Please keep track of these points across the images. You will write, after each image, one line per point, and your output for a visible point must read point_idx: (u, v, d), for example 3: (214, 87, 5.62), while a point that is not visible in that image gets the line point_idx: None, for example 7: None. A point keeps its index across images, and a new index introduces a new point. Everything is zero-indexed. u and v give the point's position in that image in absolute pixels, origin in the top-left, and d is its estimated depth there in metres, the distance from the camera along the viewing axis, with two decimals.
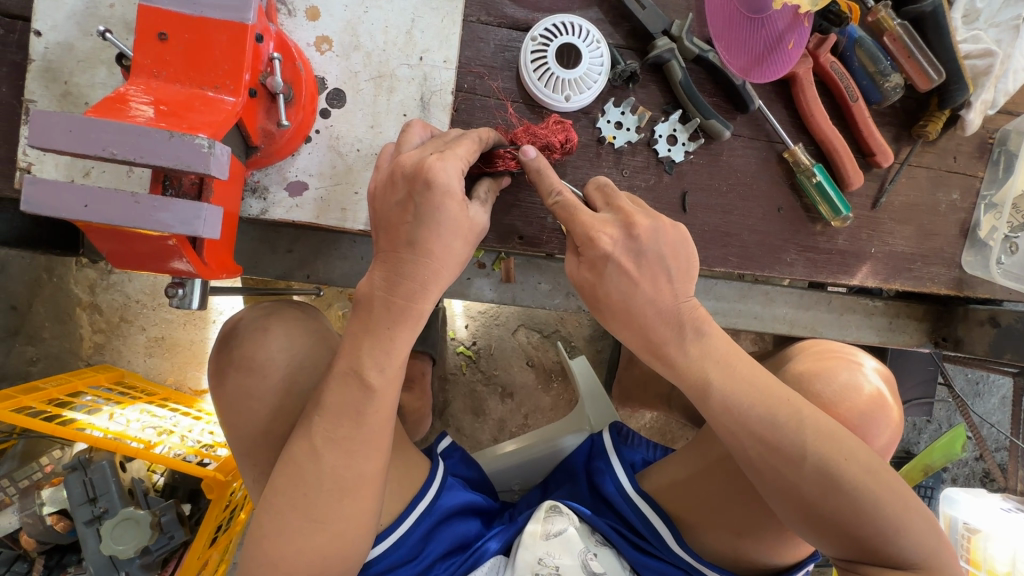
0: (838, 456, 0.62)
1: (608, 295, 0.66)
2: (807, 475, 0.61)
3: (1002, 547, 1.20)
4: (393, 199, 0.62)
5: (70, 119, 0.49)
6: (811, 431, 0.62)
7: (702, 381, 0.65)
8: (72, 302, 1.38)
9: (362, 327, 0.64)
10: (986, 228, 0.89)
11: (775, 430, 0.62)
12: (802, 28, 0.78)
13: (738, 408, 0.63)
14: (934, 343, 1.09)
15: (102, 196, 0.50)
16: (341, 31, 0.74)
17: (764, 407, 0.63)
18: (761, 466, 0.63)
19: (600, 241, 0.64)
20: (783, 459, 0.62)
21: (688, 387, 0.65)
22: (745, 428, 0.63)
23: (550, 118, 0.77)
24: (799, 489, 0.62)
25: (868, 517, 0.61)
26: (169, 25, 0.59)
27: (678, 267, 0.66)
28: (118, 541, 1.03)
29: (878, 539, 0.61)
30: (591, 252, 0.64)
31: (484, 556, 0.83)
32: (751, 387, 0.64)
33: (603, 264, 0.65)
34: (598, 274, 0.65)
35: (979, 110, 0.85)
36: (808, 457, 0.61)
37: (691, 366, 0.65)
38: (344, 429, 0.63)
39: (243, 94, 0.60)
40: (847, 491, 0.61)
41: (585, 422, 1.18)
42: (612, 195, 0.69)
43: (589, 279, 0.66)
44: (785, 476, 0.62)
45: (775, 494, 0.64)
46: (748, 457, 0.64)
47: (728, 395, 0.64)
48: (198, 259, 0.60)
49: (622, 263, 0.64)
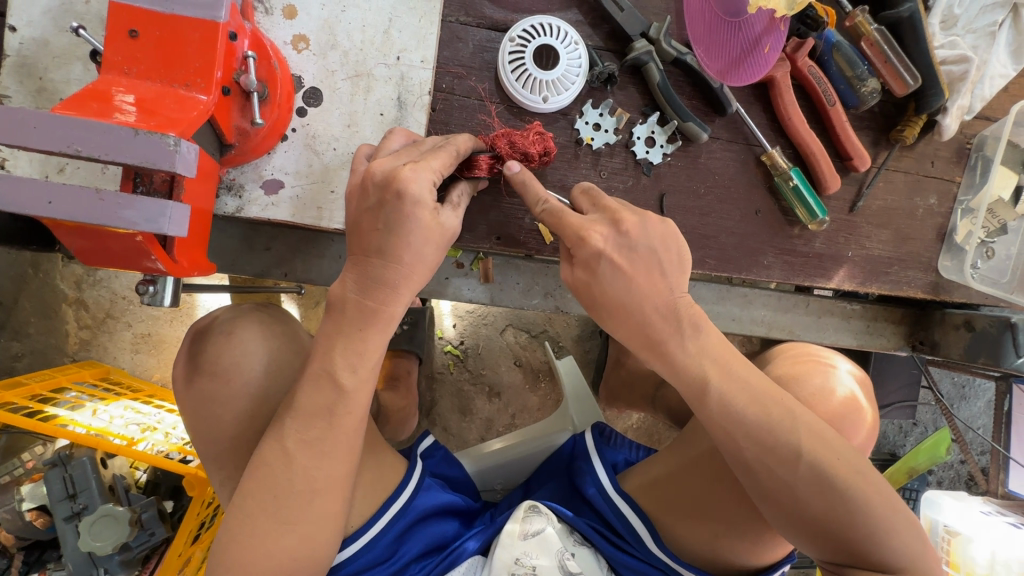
0: (830, 457, 0.62)
1: (605, 294, 0.65)
2: (800, 473, 0.62)
3: (982, 550, 1.21)
4: (364, 206, 0.62)
5: (34, 115, 0.49)
6: (804, 431, 0.63)
7: (701, 380, 0.64)
8: (57, 298, 1.38)
9: (335, 328, 0.64)
10: (963, 233, 0.89)
11: (765, 430, 0.62)
12: (779, 32, 0.78)
13: (733, 407, 0.63)
14: (912, 346, 1.10)
15: (66, 193, 0.50)
16: (319, 30, 0.74)
17: (753, 406, 0.63)
18: (744, 466, 0.64)
19: (592, 239, 0.64)
20: (778, 460, 0.62)
21: (688, 390, 0.65)
22: (743, 430, 0.63)
23: (532, 127, 0.76)
24: (793, 491, 0.62)
25: (859, 518, 0.61)
26: (141, 22, 0.59)
27: (669, 260, 0.66)
28: (96, 538, 1.03)
29: (868, 542, 0.61)
30: (584, 251, 0.64)
31: (462, 556, 0.84)
32: (747, 389, 0.64)
33: (596, 262, 0.65)
34: (591, 276, 0.65)
35: (956, 115, 0.85)
36: (803, 456, 0.61)
37: (688, 361, 0.65)
38: (317, 430, 0.64)
39: (215, 92, 0.60)
40: (840, 490, 0.61)
41: (567, 422, 1.19)
42: (597, 198, 0.70)
43: (583, 279, 0.66)
44: (780, 476, 0.62)
45: (766, 497, 0.64)
46: (742, 458, 0.63)
47: (726, 397, 0.63)
48: (168, 257, 0.60)
49: (615, 259, 0.64)
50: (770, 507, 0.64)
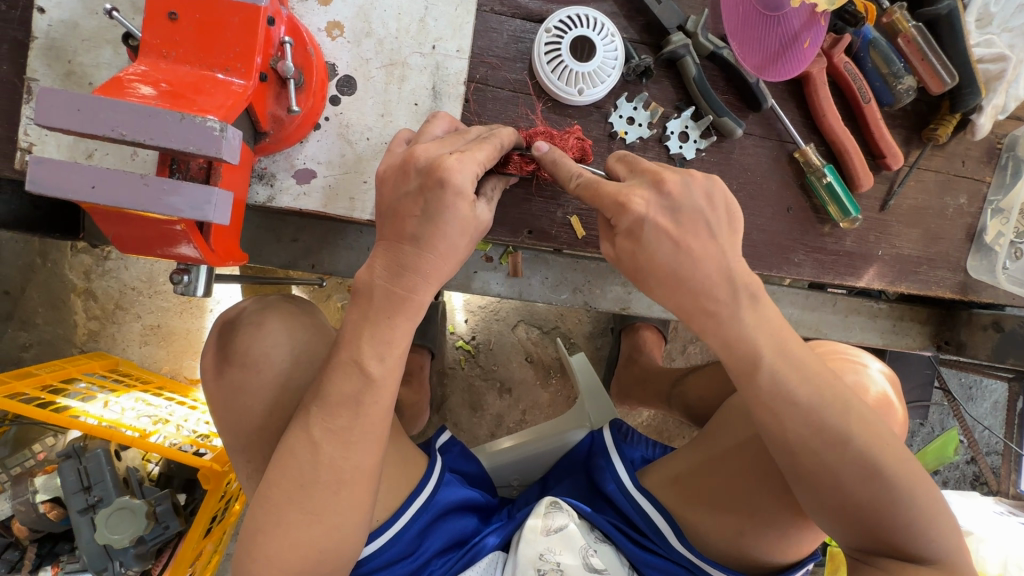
0: (877, 443, 0.60)
1: (651, 262, 0.62)
2: (846, 456, 0.60)
3: (994, 550, 1.21)
4: (402, 190, 0.61)
5: (77, 98, 0.48)
6: (853, 415, 0.60)
7: (751, 353, 0.61)
8: (67, 288, 1.36)
9: (361, 315, 0.63)
10: (993, 233, 0.89)
11: (814, 408, 0.60)
12: (818, 27, 0.77)
13: (785, 386, 0.60)
14: (936, 346, 1.10)
15: (111, 177, 0.49)
16: (353, 17, 0.73)
17: (805, 385, 0.60)
18: (791, 449, 0.61)
19: (633, 204, 0.61)
20: (826, 443, 0.60)
21: (735, 362, 0.61)
22: (793, 410, 0.60)
23: (571, 131, 0.76)
24: (836, 477, 0.60)
25: (899, 507, 0.60)
26: (180, 5, 0.57)
27: (717, 217, 0.62)
28: (113, 530, 1.02)
29: (907, 531, 0.60)
30: (625, 219, 0.61)
31: (482, 552, 0.83)
32: (800, 366, 0.61)
33: (639, 228, 0.61)
34: (635, 240, 0.62)
35: (990, 115, 0.85)
36: (850, 441, 0.59)
37: (743, 334, 0.61)
38: (342, 419, 0.62)
39: (254, 79, 0.59)
40: (884, 477, 0.59)
41: (584, 420, 1.17)
42: (635, 164, 0.67)
43: (628, 248, 0.63)
44: (824, 460, 0.60)
45: (808, 482, 0.62)
46: (790, 442, 0.61)
47: (778, 372, 0.60)
48: (206, 245, 0.59)
49: (659, 222, 0.61)
50: (815, 492, 0.62)
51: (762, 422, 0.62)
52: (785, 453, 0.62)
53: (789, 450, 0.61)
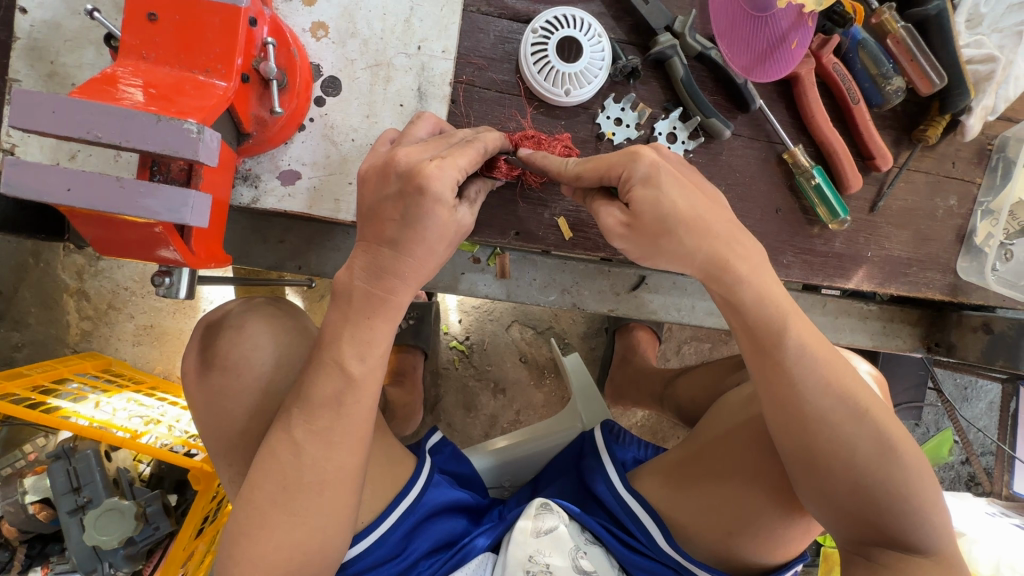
0: (889, 421, 0.61)
1: (672, 211, 0.59)
2: (864, 428, 0.59)
3: (986, 551, 1.20)
4: (383, 193, 0.61)
5: (54, 99, 0.48)
6: (867, 390, 0.61)
7: (777, 312, 0.60)
8: (59, 288, 1.36)
9: (342, 317, 0.63)
10: (983, 235, 0.89)
11: (834, 375, 0.60)
12: (806, 27, 0.77)
13: (809, 350, 0.60)
14: (926, 347, 1.09)
15: (86, 180, 0.49)
16: (338, 17, 0.72)
17: (825, 353, 0.61)
18: (814, 417, 0.60)
19: (645, 150, 0.61)
20: (847, 414, 0.60)
21: (765, 321, 0.60)
22: (817, 375, 0.60)
23: (559, 139, 0.77)
24: (853, 452, 0.59)
25: (909, 491, 0.59)
26: (160, 5, 0.57)
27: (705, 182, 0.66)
28: (101, 532, 1.02)
29: (916, 517, 0.59)
30: (642, 162, 0.60)
31: (472, 552, 0.83)
32: (816, 337, 0.62)
33: (657, 172, 0.60)
34: (654, 184, 0.59)
35: (980, 116, 0.85)
36: (868, 413, 0.60)
37: (766, 290, 0.60)
38: (325, 420, 0.62)
39: (235, 79, 0.58)
40: (898, 454, 0.59)
41: (576, 421, 1.18)
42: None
43: (648, 196, 0.59)
44: (843, 433, 0.59)
45: (827, 458, 0.60)
46: (811, 409, 0.60)
47: (803, 337, 0.60)
48: (186, 247, 0.58)
49: (672, 169, 0.61)
50: (832, 469, 0.60)
51: (782, 394, 0.61)
52: (806, 423, 0.60)
53: (809, 420, 0.60)
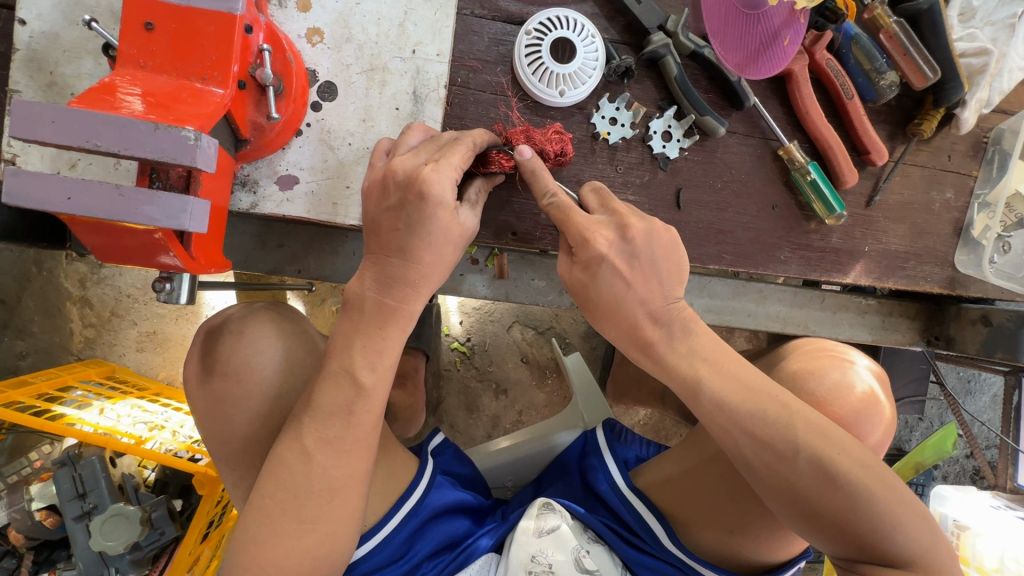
0: (831, 450, 0.61)
1: (600, 295, 0.65)
2: (798, 466, 0.60)
3: (991, 544, 1.21)
4: (384, 206, 0.62)
5: (52, 110, 0.48)
6: (802, 424, 0.61)
7: (692, 380, 0.64)
8: (62, 296, 1.37)
9: (353, 326, 0.64)
10: (980, 226, 0.88)
11: (757, 421, 0.61)
12: (798, 24, 0.77)
13: (726, 404, 0.62)
14: (926, 341, 1.10)
15: (85, 188, 0.49)
16: (333, 23, 0.73)
17: (746, 401, 0.62)
18: (744, 463, 0.63)
19: (596, 242, 0.63)
20: (775, 456, 0.61)
21: (681, 388, 0.65)
22: (739, 426, 0.62)
23: (550, 127, 0.76)
24: (795, 486, 0.61)
25: (862, 514, 0.59)
26: (156, 15, 0.57)
27: (669, 270, 0.66)
28: (107, 537, 1.02)
29: (874, 536, 0.59)
30: (585, 253, 0.64)
31: (475, 554, 0.83)
32: (740, 385, 0.64)
33: (597, 264, 0.64)
34: (590, 274, 0.65)
35: (974, 109, 0.85)
36: (800, 451, 0.60)
37: (680, 363, 0.65)
38: (335, 428, 0.63)
39: (231, 86, 0.59)
40: (840, 481, 0.60)
41: (578, 419, 1.18)
42: (608, 199, 0.69)
43: (581, 279, 0.66)
44: (779, 472, 0.61)
45: (769, 496, 0.63)
46: (743, 454, 0.63)
47: (719, 393, 0.63)
48: (186, 253, 0.59)
49: (616, 264, 0.64)
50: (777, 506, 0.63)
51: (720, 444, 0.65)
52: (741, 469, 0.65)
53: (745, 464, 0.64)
